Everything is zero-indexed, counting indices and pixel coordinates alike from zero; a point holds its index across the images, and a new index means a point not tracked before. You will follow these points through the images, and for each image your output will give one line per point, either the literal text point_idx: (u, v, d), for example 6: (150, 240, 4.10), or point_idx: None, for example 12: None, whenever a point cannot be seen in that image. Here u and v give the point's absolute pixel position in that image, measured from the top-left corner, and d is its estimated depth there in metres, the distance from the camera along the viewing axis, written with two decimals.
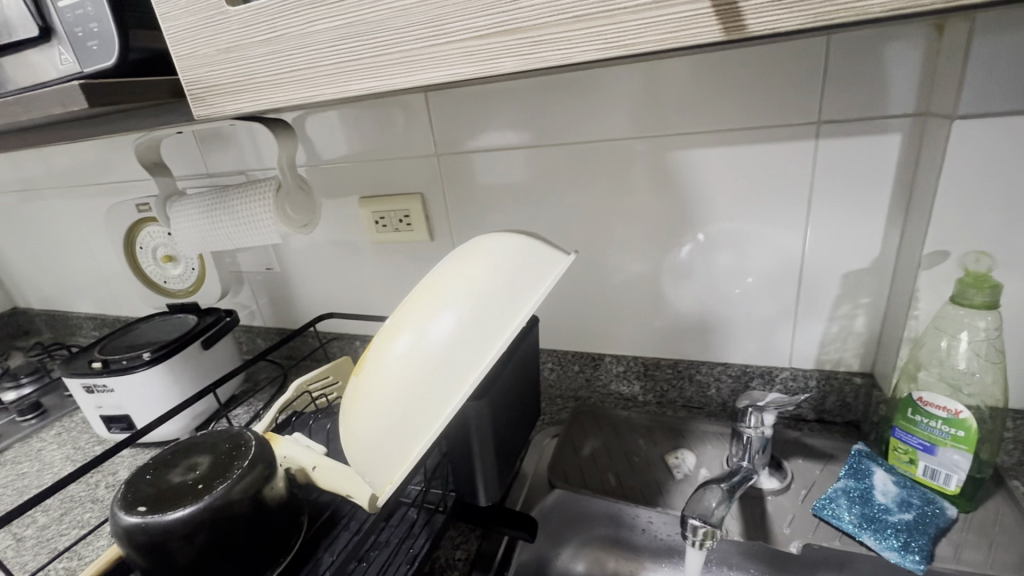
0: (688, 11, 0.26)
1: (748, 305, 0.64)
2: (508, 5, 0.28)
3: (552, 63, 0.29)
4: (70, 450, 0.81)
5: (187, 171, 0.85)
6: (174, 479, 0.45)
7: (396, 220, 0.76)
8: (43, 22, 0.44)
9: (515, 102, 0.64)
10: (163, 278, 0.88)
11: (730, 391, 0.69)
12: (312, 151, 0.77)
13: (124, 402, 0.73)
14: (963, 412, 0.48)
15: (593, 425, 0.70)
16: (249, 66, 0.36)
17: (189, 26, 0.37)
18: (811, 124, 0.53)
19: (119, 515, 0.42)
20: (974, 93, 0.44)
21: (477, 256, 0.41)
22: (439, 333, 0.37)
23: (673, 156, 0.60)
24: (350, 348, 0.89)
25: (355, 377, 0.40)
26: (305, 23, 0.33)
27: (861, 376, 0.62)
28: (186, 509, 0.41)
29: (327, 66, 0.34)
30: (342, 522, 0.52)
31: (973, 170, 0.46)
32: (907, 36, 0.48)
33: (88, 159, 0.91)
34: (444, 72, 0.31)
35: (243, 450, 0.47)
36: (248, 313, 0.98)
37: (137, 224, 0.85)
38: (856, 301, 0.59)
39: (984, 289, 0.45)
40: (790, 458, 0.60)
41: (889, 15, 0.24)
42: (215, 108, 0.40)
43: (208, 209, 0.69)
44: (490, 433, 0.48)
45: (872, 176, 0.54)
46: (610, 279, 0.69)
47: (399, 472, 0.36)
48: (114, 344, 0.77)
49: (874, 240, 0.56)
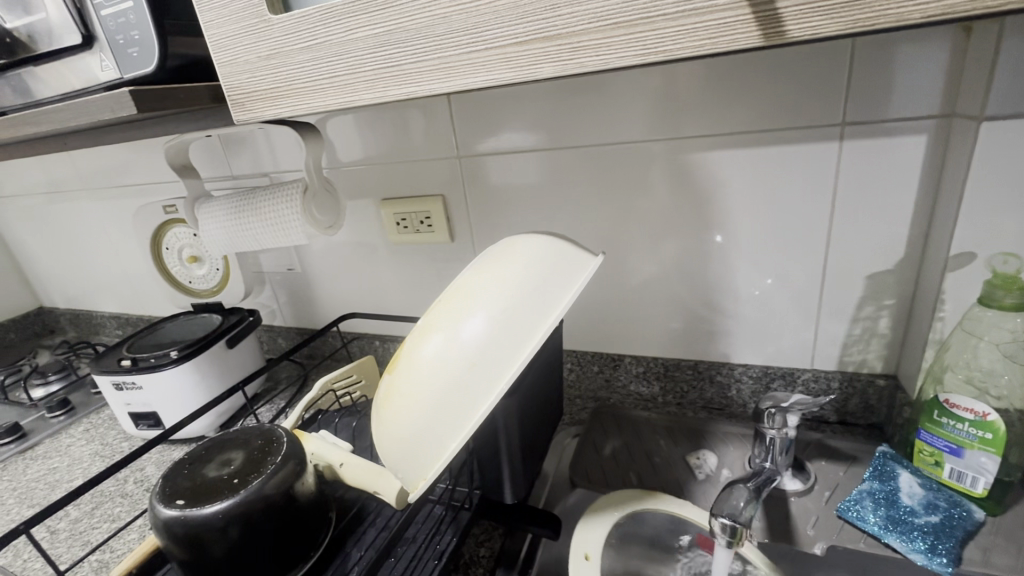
0: (726, 17, 0.26)
1: (769, 306, 0.64)
2: (548, 12, 0.29)
3: (590, 68, 0.30)
4: (99, 446, 0.83)
5: (212, 173, 0.87)
6: (210, 474, 0.46)
7: (417, 221, 0.77)
8: (85, 30, 0.45)
9: (536, 104, 0.64)
10: (188, 278, 0.90)
11: (751, 393, 0.69)
12: (333, 153, 0.79)
13: (152, 399, 0.75)
14: (990, 414, 0.47)
15: (613, 426, 0.70)
16: (290, 73, 0.37)
17: (233, 34, 0.38)
18: (835, 126, 0.54)
19: (158, 508, 0.43)
20: (1002, 95, 0.44)
21: (507, 257, 0.42)
22: (470, 333, 0.38)
23: (695, 157, 0.60)
24: (369, 347, 0.90)
25: (388, 376, 0.41)
26: (346, 32, 0.34)
27: (885, 378, 0.62)
28: (223, 503, 0.42)
29: (367, 72, 0.35)
30: (368, 519, 0.53)
31: (1002, 171, 0.46)
32: (932, 38, 0.48)
33: (115, 161, 0.93)
34: (483, 77, 0.32)
35: (275, 446, 0.48)
36: (268, 313, 1.00)
37: (164, 226, 0.86)
38: (879, 303, 0.59)
39: (1013, 290, 0.45)
40: (813, 459, 0.60)
41: (929, 21, 0.24)
42: (254, 113, 0.41)
43: (236, 211, 0.70)
44: (517, 433, 0.49)
45: (897, 178, 0.54)
46: (630, 279, 0.70)
47: (432, 469, 0.37)
48: (142, 343, 0.78)
49: (899, 243, 0.56)
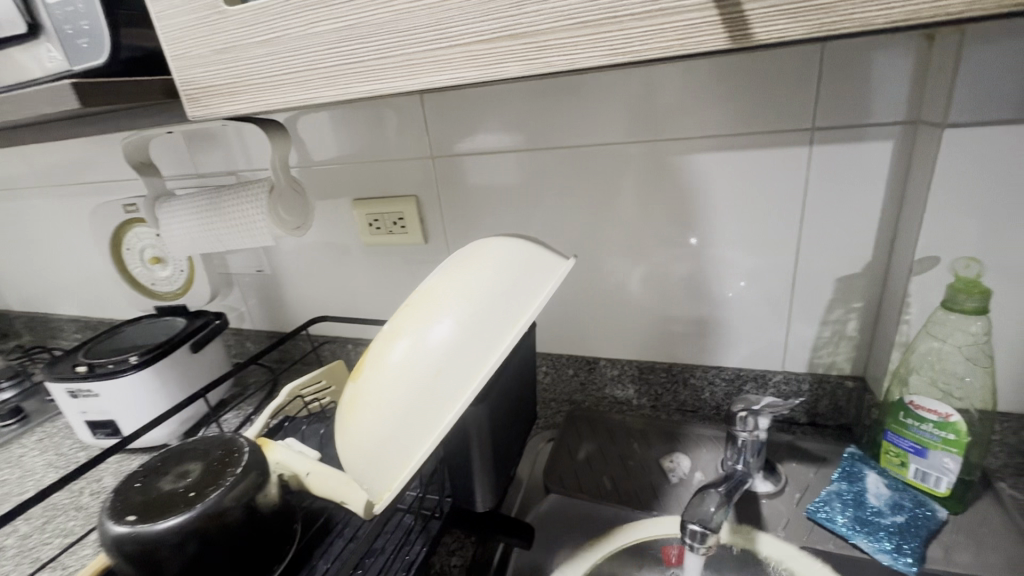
0: (694, 18, 0.26)
1: (742, 309, 0.64)
2: (513, 9, 0.28)
3: (557, 68, 0.29)
4: (53, 457, 0.79)
5: (177, 171, 0.84)
6: (165, 487, 0.44)
7: (391, 222, 0.75)
8: (30, 18, 0.42)
9: (511, 104, 0.64)
10: (150, 280, 0.86)
11: (724, 395, 0.69)
12: (304, 152, 0.76)
13: (110, 407, 0.72)
14: (953, 415, 0.48)
15: (588, 430, 0.70)
16: (247, 66, 0.36)
17: (186, 25, 0.36)
18: (804, 131, 0.54)
19: (108, 524, 0.41)
20: (965, 103, 0.45)
21: (477, 260, 0.41)
22: (438, 338, 0.37)
23: (669, 161, 0.60)
24: (342, 351, 0.88)
25: (352, 383, 0.39)
26: (305, 25, 0.33)
27: (853, 380, 0.63)
28: (177, 517, 0.40)
29: (328, 68, 0.34)
30: (335, 531, 0.51)
31: (964, 178, 0.47)
32: (897, 46, 0.49)
33: (72, 158, 0.89)
34: (448, 75, 0.31)
35: (236, 456, 0.46)
36: (237, 316, 0.97)
37: (125, 226, 0.83)
38: (848, 306, 0.60)
39: (974, 295, 0.46)
40: (784, 461, 0.61)
41: (892, 27, 0.24)
42: (209, 109, 0.39)
43: (200, 211, 0.67)
44: (489, 441, 0.48)
45: (864, 183, 0.54)
46: (606, 283, 0.69)
47: (399, 480, 0.36)
48: (100, 348, 0.75)
49: (866, 247, 0.57)
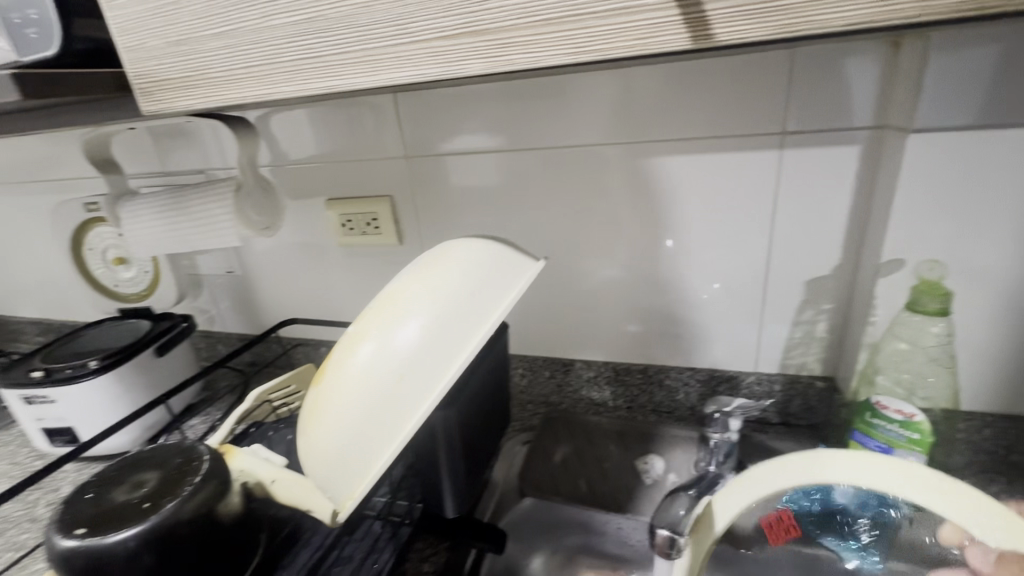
0: (657, 18, 0.26)
1: (716, 310, 0.65)
2: (475, 5, 0.28)
3: (520, 65, 0.28)
4: (7, 466, 0.75)
5: (141, 169, 0.81)
6: (118, 498, 0.42)
7: (364, 223, 0.74)
8: None
9: (486, 104, 0.63)
10: (114, 281, 0.83)
11: (698, 396, 0.69)
12: (276, 150, 0.75)
13: (68, 414, 0.69)
14: (917, 414, 0.50)
15: (565, 432, 0.69)
16: (202, 60, 0.34)
17: (139, 16, 0.35)
18: (775, 134, 0.55)
19: (56, 538, 0.39)
20: (929, 109, 0.46)
21: (444, 262, 0.40)
22: (404, 341, 0.36)
23: (643, 163, 0.60)
24: (315, 354, 0.86)
25: (315, 388, 0.38)
26: (262, 18, 0.32)
27: (823, 380, 0.64)
28: (129, 530, 0.39)
29: (286, 62, 0.32)
30: (303, 539, 0.50)
31: (926, 182, 0.48)
32: (864, 51, 0.49)
33: (31, 154, 0.85)
34: (411, 72, 0.30)
35: (195, 464, 0.45)
36: (206, 318, 0.94)
37: (86, 225, 0.80)
38: (818, 307, 0.61)
39: (937, 296, 0.47)
40: (756, 462, 0.61)
41: (851, 30, 0.24)
42: (164, 104, 0.37)
43: (164, 210, 0.65)
44: (460, 445, 0.47)
45: (833, 186, 0.55)
46: (582, 285, 0.69)
47: (362, 487, 0.35)
48: (58, 352, 0.72)
49: (835, 249, 0.58)
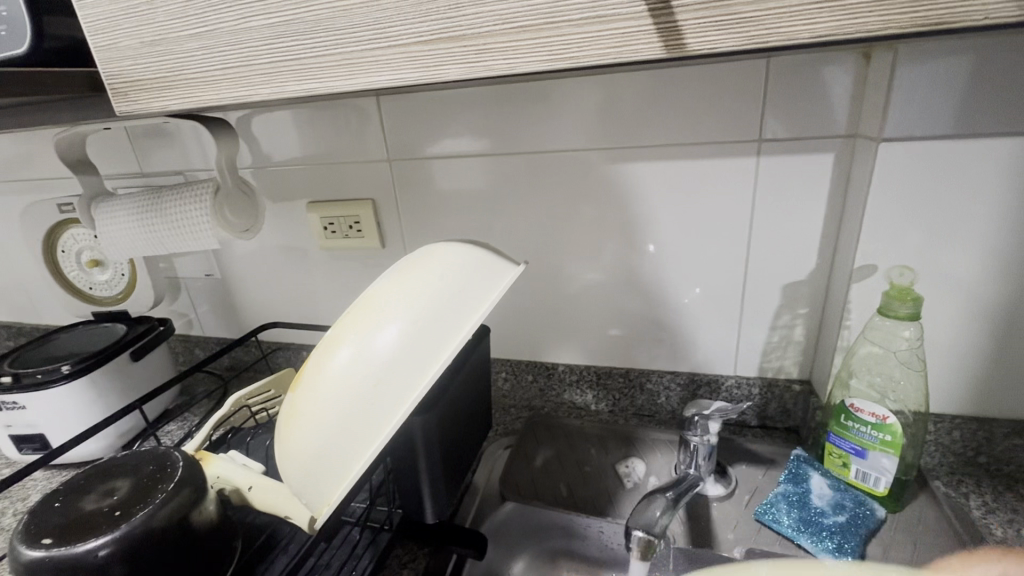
0: (630, 27, 0.26)
1: (696, 313, 0.65)
2: (452, 11, 0.28)
3: (497, 71, 0.29)
4: None
5: (117, 170, 0.80)
6: (87, 507, 0.41)
7: (346, 226, 0.74)
8: None
9: (468, 108, 0.63)
10: (88, 284, 0.81)
11: (679, 400, 0.70)
12: (256, 152, 0.74)
13: (38, 420, 0.67)
14: (889, 417, 0.51)
15: (546, 435, 0.70)
16: (177, 61, 0.34)
17: (112, 15, 0.34)
18: (752, 142, 0.56)
19: (21, 549, 0.38)
20: (897, 118, 0.47)
21: (423, 266, 0.40)
22: (382, 346, 0.36)
23: (624, 168, 0.61)
24: (296, 358, 0.85)
25: (291, 392, 0.37)
26: (238, 20, 0.31)
27: (800, 383, 0.65)
28: (98, 539, 0.38)
29: (263, 64, 0.32)
30: (280, 545, 0.49)
31: (896, 192, 0.50)
32: (838, 61, 0.51)
33: (2, 153, 0.83)
34: (389, 76, 0.30)
35: (169, 471, 0.44)
36: (184, 322, 0.93)
37: (59, 226, 0.78)
38: (794, 312, 0.62)
39: (907, 301, 0.48)
40: (735, 464, 0.62)
41: (816, 42, 0.25)
42: (138, 105, 0.37)
43: (139, 211, 0.64)
44: (440, 450, 0.47)
45: (807, 193, 0.56)
46: (564, 289, 0.70)
47: (337, 493, 0.34)
48: (28, 357, 0.70)
49: (810, 254, 0.59)
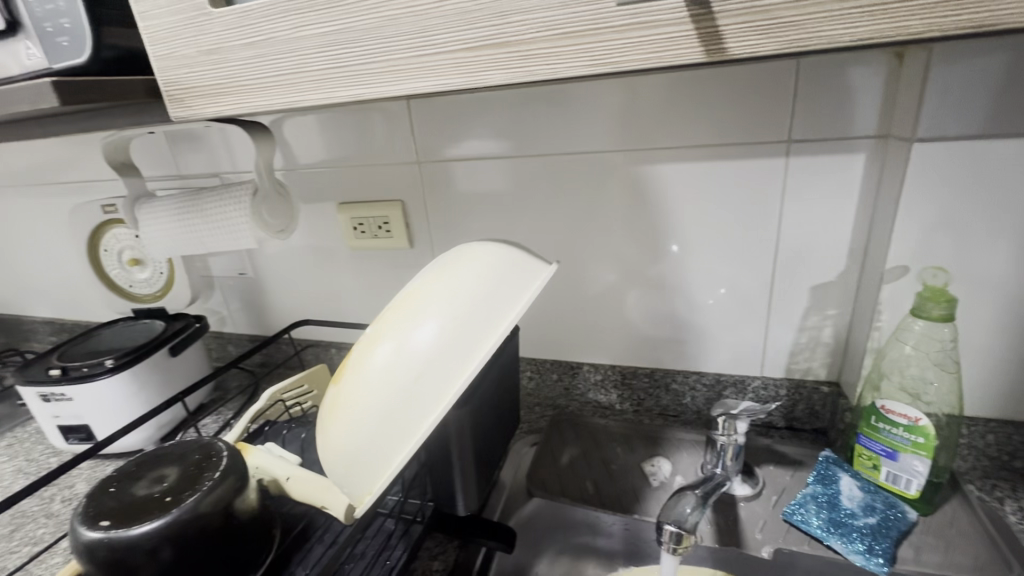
0: (672, 32, 0.27)
1: (722, 314, 0.65)
2: (497, 18, 0.29)
3: (540, 76, 0.30)
4: (22, 462, 0.77)
5: (157, 173, 0.83)
6: (140, 492, 0.43)
7: (376, 226, 0.75)
8: (10, 15, 0.41)
9: (495, 111, 0.65)
10: (128, 282, 0.85)
11: (704, 400, 0.70)
12: (289, 154, 0.76)
13: (84, 411, 0.70)
14: (922, 419, 0.50)
15: (572, 434, 0.71)
16: (232, 69, 0.36)
17: (172, 26, 0.36)
18: (781, 143, 0.56)
19: (80, 530, 0.40)
20: (930, 118, 0.47)
21: (460, 265, 0.41)
22: (422, 342, 0.37)
23: (651, 169, 0.61)
24: (325, 355, 0.87)
25: (334, 386, 0.39)
26: (291, 29, 0.33)
27: (828, 385, 0.65)
28: (152, 522, 0.40)
29: (314, 72, 0.34)
30: (315, 536, 0.51)
31: (929, 193, 0.49)
32: (870, 62, 0.51)
33: (50, 156, 0.87)
34: (434, 82, 0.32)
35: (213, 460, 0.46)
36: (217, 319, 0.96)
37: (102, 227, 0.82)
38: (823, 313, 0.62)
39: (941, 303, 0.47)
40: (762, 464, 0.62)
41: (857, 44, 0.26)
42: (194, 110, 0.39)
43: (180, 212, 0.67)
44: (472, 444, 0.48)
45: (837, 193, 0.56)
46: (588, 289, 0.70)
47: (379, 483, 0.36)
48: (75, 351, 0.73)
49: (840, 255, 0.59)
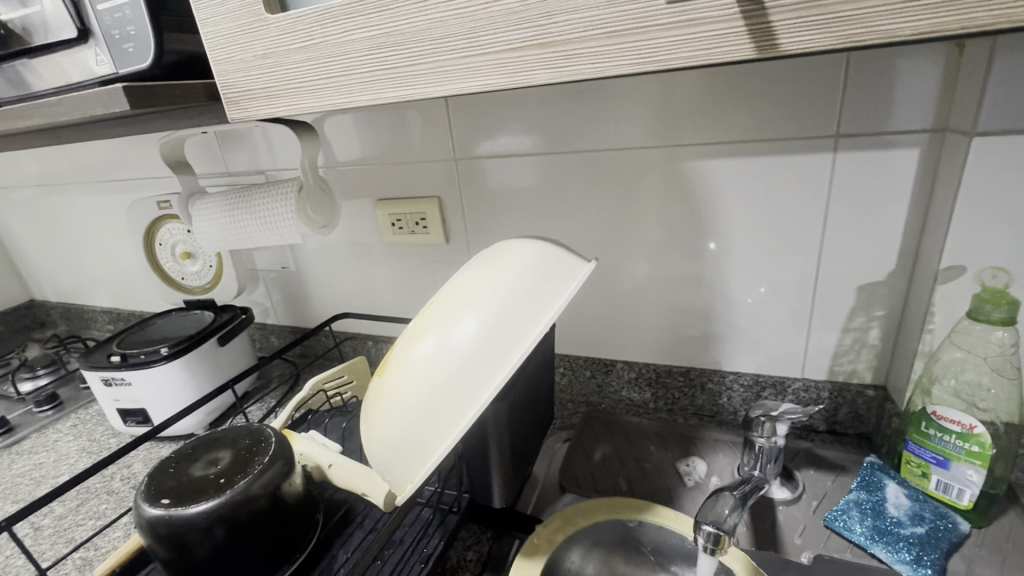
0: (720, 29, 0.27)
1: (761, 313, 0.64)
2: (543, 19, 0.29)
3: (585, 75, 0.30)
4: (86, 442, 0.82)
5: (207, 170, 0.87)
6: (196, 474, 0.46)
7: (413, 222, 0.77)
8: (81, 24, 0.44)
9: (531, 108, 0.65)
10: (180, 274, 0.89)
11: (741, 400, 0.69)
12: (330, 152, 0.78)
13: (141, 396, 0.74)
14: (976, 426, 0.48)
15: (604, 431, 0.71)
16: (285, 72, 0.37)
17: (230, 32, 0.38)
18: (828, 137, 0.54)
19: (143, 507, 0.43)
20: (993, 111, 0.44)
21: (500, 263, 0.42)
22: (462, 336, 0.38)
23: (690, 165, 0.60)
24: (362, 347, 0.90)
25: (377, 378, 0.40)
26: (342, 33, 0.34)
27: (874, 389, 0.62)
28: (208, 502, 0.42)
29: (362, 74, 0.35)
30: (355, 522, 0.53)
31: (991, 187, 0.47)
32: (926, 54, 0.48)
33: (110, 155, 0.92)
34: (478, 82, 0.32)
35: (263, 445, 0.48)
36: (261, 311, 1.00)
37: (157, 222, 0.86)
38: (870, 313, 0.60)
39: (1001, 305, 0.45)
40: (801, 468, 0.61)
41: (916, 39, 0.25)
42: (249, 112, 0.41)
43: (230, 208, 0.70)
44: (508, 438, 0.49)
45: (887, 189, 0.54)
46: (623, 286, 0.70)
47: (419, 473, 0.37)
48: (133, 339, 0.78)
49: (889, 254, 0.56)
